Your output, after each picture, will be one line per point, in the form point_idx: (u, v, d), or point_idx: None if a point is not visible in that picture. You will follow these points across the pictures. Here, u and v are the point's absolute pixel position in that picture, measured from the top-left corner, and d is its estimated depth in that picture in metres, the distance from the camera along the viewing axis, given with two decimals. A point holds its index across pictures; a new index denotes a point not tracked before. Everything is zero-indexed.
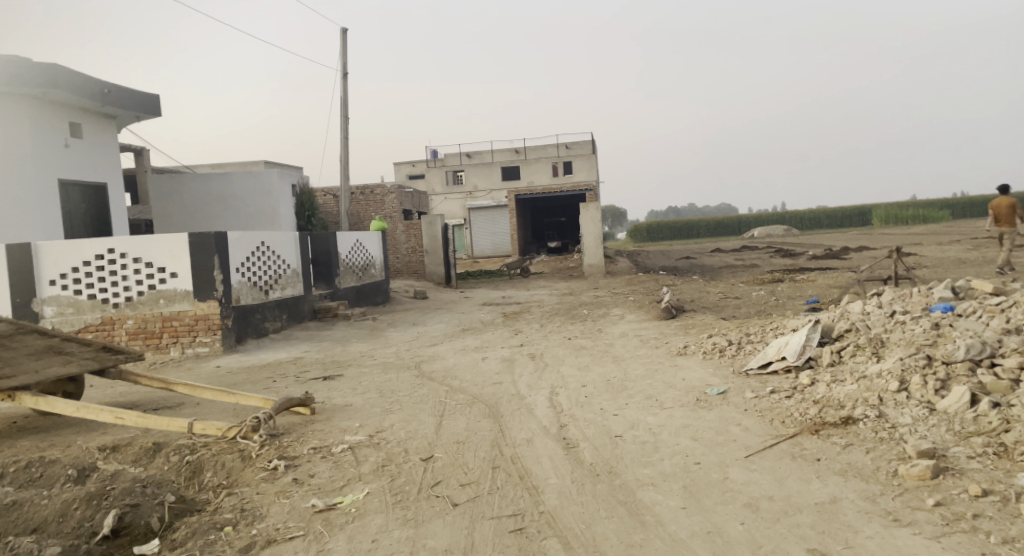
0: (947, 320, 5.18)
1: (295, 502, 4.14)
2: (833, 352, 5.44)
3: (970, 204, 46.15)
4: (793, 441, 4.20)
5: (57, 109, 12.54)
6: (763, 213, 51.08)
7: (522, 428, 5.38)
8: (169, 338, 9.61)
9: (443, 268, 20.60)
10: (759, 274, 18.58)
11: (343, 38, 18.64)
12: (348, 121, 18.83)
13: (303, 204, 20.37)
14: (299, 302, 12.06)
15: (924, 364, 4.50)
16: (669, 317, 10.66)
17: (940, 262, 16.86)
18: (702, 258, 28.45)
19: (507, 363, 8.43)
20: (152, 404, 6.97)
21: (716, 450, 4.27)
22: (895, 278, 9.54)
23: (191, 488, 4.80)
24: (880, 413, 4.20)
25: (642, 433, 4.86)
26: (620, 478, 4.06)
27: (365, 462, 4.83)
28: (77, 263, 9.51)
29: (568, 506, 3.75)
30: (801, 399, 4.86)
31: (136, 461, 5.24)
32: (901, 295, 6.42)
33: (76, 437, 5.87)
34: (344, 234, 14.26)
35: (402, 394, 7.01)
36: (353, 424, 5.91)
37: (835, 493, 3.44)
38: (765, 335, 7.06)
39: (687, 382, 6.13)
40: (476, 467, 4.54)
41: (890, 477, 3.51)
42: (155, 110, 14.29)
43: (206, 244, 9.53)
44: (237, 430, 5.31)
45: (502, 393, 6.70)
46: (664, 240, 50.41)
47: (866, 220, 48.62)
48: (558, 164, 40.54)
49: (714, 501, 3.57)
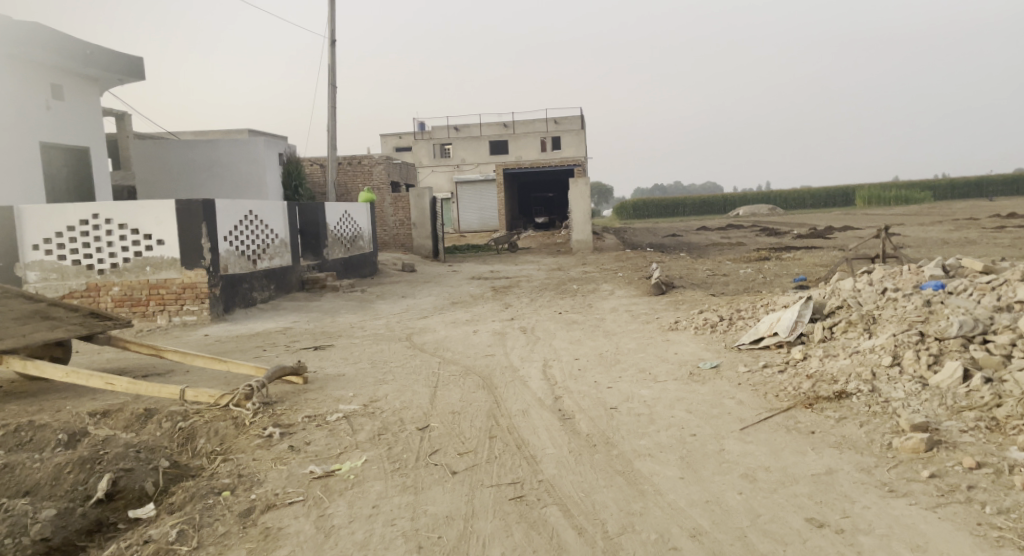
0: (939, 297, 5.24)
1: (292, 468, 4.15)
2: (825, 328, 5.50)
3: (952, 186, 46.65)
4: (788, 414, 4.25)
5: (38, 70, 12.22)
6: (749, 192, 51.23)
7: (517, 399, 5.40)
8: (156, 306, 9.52)
9: (431, 242, 20.51)
10: (746, 252, 18.71)
11: (332, 5, 18.30)
12: (336, 90, 18.55)
13: (289, 173, 20.12)
14: (286, 272, 11.95)
15: (917, 340, 4.56)
16: (658, 293, 10.71)
17: (923, 242, 17.06)
18: (689, 235, 28.59)
19: (498, 336, 8.45)
20: (141, 371, 6.92)
21: (711, 423, 4.32)
22: (882, 257, 9.65)
23: (184, 454, 4.78)
24: (874, 388, 4.27)
25: (636, 405, 4.90)
26: (617, 448, 4.10)
27: (361, 431, 4.84)
28: (62, 228, 9.35)
29: (566, 475, 3.79)
30: (794, 374, 4.92)
31: (127, 427, 5.21)
32: (892, 273, 6.48)
33: (65, 402, 5.82)
34: (332, 205, 14.12)
35: (394, 364, 7.01)
36: (347, 393, 5.90)
37: (830, 465, 3.49)
38: (756, 311, 7.13)
39: (680, 356, 6.17)
40: (472, 437, 4.57)
41: (884, 449, 3.58)
42: (139, 74, 13.97)
43: (194, 211, 9.41)
44: (230, 398, 5.30)
45: (495, 365, 6.72)
46: (650, 217, 50.57)
47: (850, 200, 48.93)
48: (546, 139, 40.35)
49: (711, 471, 3.62)
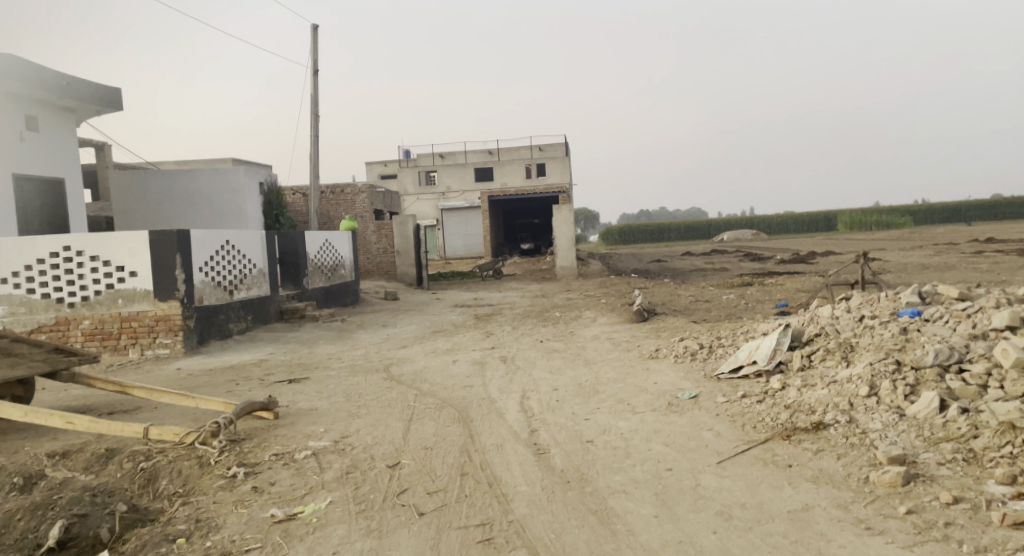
0: (915, 325, 5.20)
1: (253, 511, 3.99)
2: (803, 356, 5.43)
3: (931, 210, 47.45)
4: (765, 446, 4.15)
5: (12, 101, 12.08)
6: (734, 216, 51.66)
7: (492, 433, 5.26)
8: (127, 340, 9.29)
9: (415, 269, 20.37)
10: (729, 277, 18.75)
11: (315, 35, 18.38)
12: (318, 118, 18.54)
13: (271, 202, 19.99)
14: (264, 302, 11.76)
15: (894, 370, 4.49)
16: (640, 320, 10.63)
17: (903, 267, 17.18)
18: (674, 260, 28.71)
19: (478, 366, 8.31)
20: (107, 408, 6.70)
21: (687, 456, 4.20)
22: (863, 282, 9.65)
23: (145, 496, 4.59)
24: (851, 419, 4.18)
25: (613, 438, 4.78)
26: (591, 485, 3.97)
27: (329, 469, 4.67)
28: (31, 261, 9.15)
29: (537, 514, 3.66)
30: (773, 404, 4.82)
31: (87, 469, 4.99)
32: (869, 300, 6.46)
33: (24, 442, 5.60)
34: (313, 234, 13.98)
35: (370, 397, 6.85)
36: (318, 429, 5.73)
37: (807, 501, 3.39)
38: (736, 338, 7.06)
39: (659, 386, 6.07)
40: (443, 474, 4.41)
41: (861, 484, 3.48)
42: (116, 104, 13.86)
43: (168, 241, 9.24)
44: (195, 436, 5.08)
45: (472, 396, 6.58)
46: (635, 243, 50.80)
47: (832, 225, 49.49)
48: (531, 166, 40.47)
49: (686, 509, 3.50)
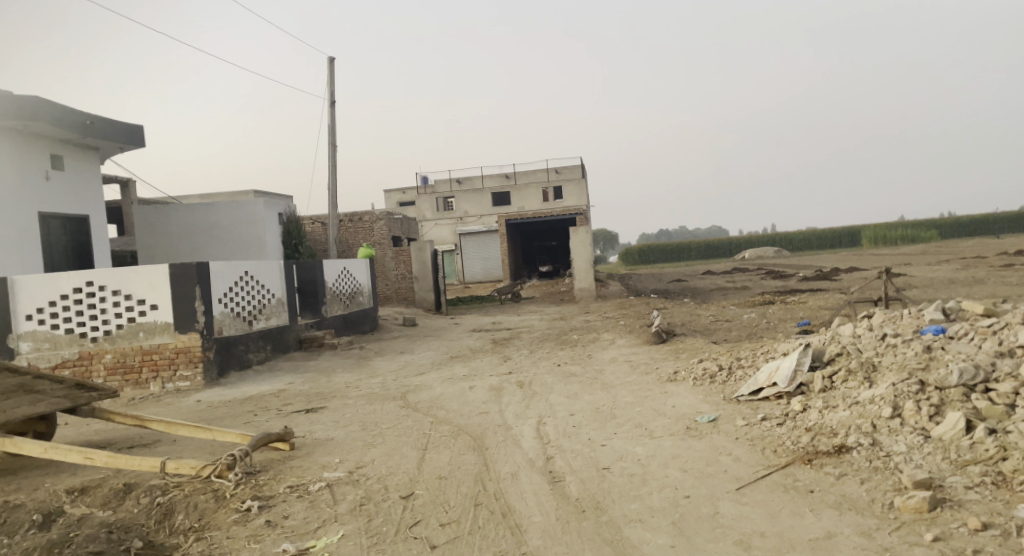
0: (939, 343, 5.06)
1: (265, 547, 3.97)
2: (824, 377, 5.30)
3: (956, 224, 46.69)
4: (786, 471, 4.04)
5: (39, 141, 12.42)
6: (755, 233, 51.21)
7: (508, 461, 5.19)
8: (149, 373, 9.37)
9: (433, 294, 20.40)
10: (750, 296, 18.54)
11: (331, 67, 18.69)
12: (335, 148, 18.79)
13: (290, 232, 20.23)
14: (283, 331, 11.82)
15: (917, 390, 4.36)
16: (659, 342, 10.51)
17: (928, 282, 16.84)
18: (694, 280, 28.55)
19: (494, 392, 8.25)
20: (127, 442, 6.73)
21: (706, 483, 4.10)
22: (886, 299, 9.46)
23: (161, 532, 4.57)
24: (874, 441, 4.06)
25: (630, 465, 4.69)
26: (606, 514, 3.88)
27: (343, 501, 4.63)
28: (55, 297, 9.30)
29: (551, 546, 3.58)
30: (793, 427, 4.71)
31: (104, 504, 4.99)
32: (891, 318, 6.32)
33: (44, 479, 5.63)
34: (331, 263, 14.07)
35: (386, 426, 6.81)
36: (333, 459, 5.70)
37: (829, 528, 3.28)
38: (756, 359, 6.93)
39: (677, 409, 5.96)
40: (457, 505, 4.35)
41: (885, 509, 3.36)
42: (138, 141, 14.17)
43: (188, 274, 9.34)
44: (211, 469, 5.03)
45: (488, 423, 6.51)
46: (655, 263, 50.52)
47: (855, 240, 48.85)
48: (548, 189, 40.47)
49: (703, 538, 3.40)
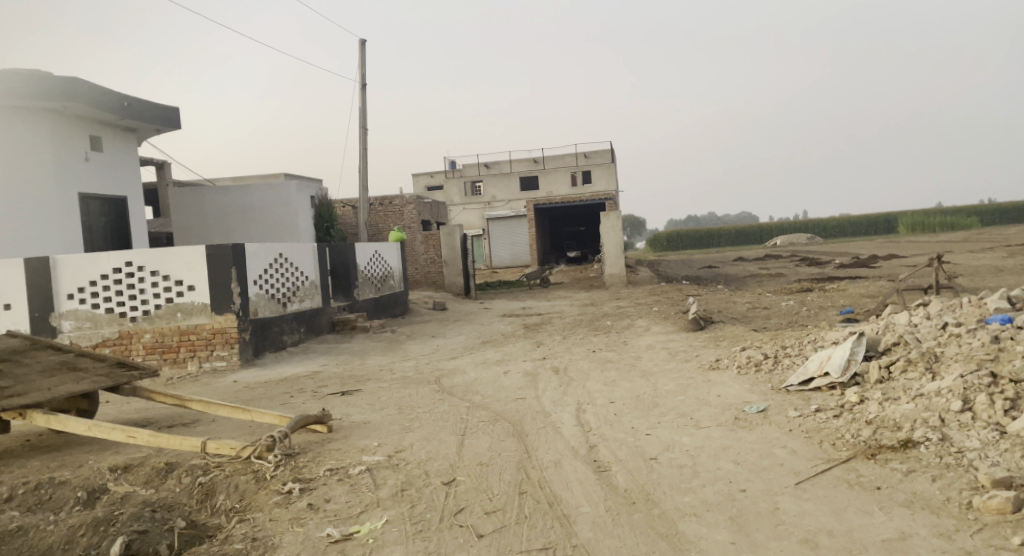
0: (1008, 334, 4.84)
1: (309, 531, 3.91)
2: (881, 367, 5.08)
3: (998, 210, 45.27)
4: (847, 466, 3.87)
5: (79, 123, 12.54)
6: (787, 220, 50.29)
7: (549, 448, 5.07)
8: (186, 353, 9.44)
9: (462, 279, 20.30)
10: (787, 283, 18.14)
11: (363, 49, 18.61)
12: (367, 131, 18.73)
13: (321, 215, 20.30)
14: (317, 314, 11.84)
15: (989, 383, 4.16)
16: (696, 329, 10.28)
17: (975, 271, 16.31)
18: (726, 266, 28.07)
19: (530, 377, 8.14)
20: (167, 422, 6.76)
21: (762, 476, 3.93)
22: (937, 288, 9.12)
23: (203, 512, 4.55)
24: (944, 436, 3.87)
25: (679, 455, 4.54)
26: (658, 507, 3.73)
27: (384, 486, 4.56)
28: (96, 277, 9.37)
29: (604, 539, 3.45)
30: (851, 419, 4.51)
31: (147, 483, 4.98)
32: (950, 306, 6.07)
33: (88, 457, 5.65)
34: (363, 246, 14.05)
35: (422, 410, 6.74)
36: (371, 443, 5.64)
37: (903, 529, 3.11)
38: (803, 347, 6.72)
39: (723, 399, 5.78)
40: (501, 493, 4.24)
41: (963, 510, 3.19)
42: (175, 123, 14.23)
43: (224, 255, 9.37)
44: (251, 450, 5.04)
45: (525, 409, 6.40)
46: (684, 249, 49.92)
47: (891, 227, 47.64)
48: (577, 173, 40.05)
49: (766, 535, 3.24)
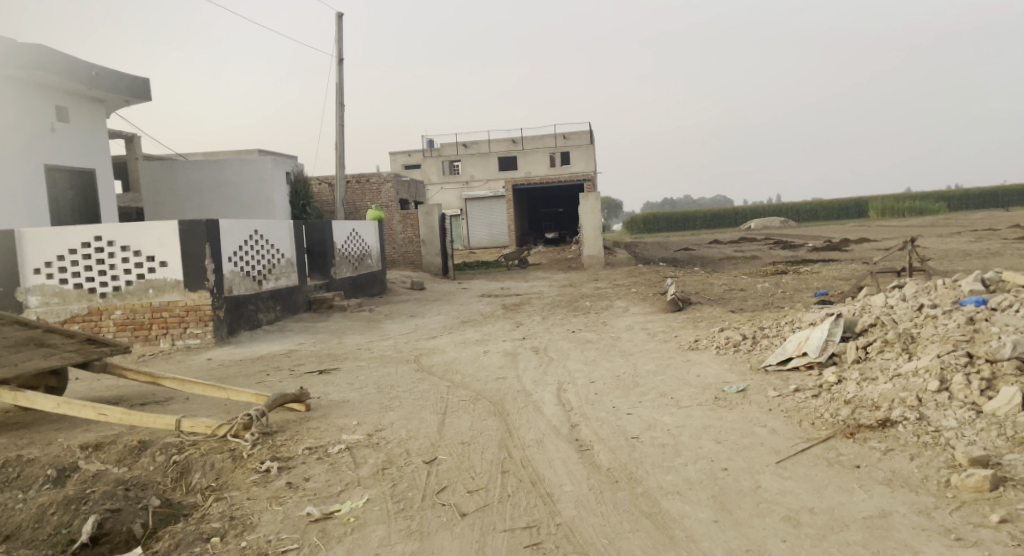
0: (983, 315, 4.92)
1: (288, 509, 3.85)
2: (858, 348, 5.14)
3: (967, 196, 46.13)
4: (827, 444, 3.90)
5: (44, 92, 12.12)
6: (761, 203, 50.77)
7: (530, 427, 5.06)
8: (159, 330, 9.26)
9: (441, 259, 20.14)
10: (763, 266, 18.32)
11: (340, 24, 18.25)
12: (343, 107, 18.41)
13: (297, 192, 20.00)
14: (293, 292, 11.67)
15: (965, 363, 4.24)
16: (674, 310, 10.33)
17: (946, 254, 16.60)
18: (703, 248, 28.30)
19: (510, 357, 8.12)
20: (139, 399, 6.63)
21: (743, 455, 3.96)
22: (912, 271, 9.23)
23: (179, 490, 4.46)
24: (922, 416, 3.93)
25: (660, 434, 4.55)
26: (641, 485, 3.74)
27: (364, 464, 4.51)
28: (63, 252, 9.12)
29: (587, 517, 3.45)
30: (830, 399, 4.55)
31: (120, 461, 4.87)
32: (926, 287, 6.16)
33: (57, 434, 5.52)
34: (340, 224, 13.86)
35: (402, 389, 6.69)
36: (351, 422, 5.57)
37: (882, 506, 3.16)
38: (780, 329, 6.78)
39: (703, 378, 5.81)
40: (483, 472, 4.22)
41: (941, 488, 3.25)
42: (145, 94, 13.85)
43: (197, 231, 9.17)
44: (228, 428, 4.97)
45: (506, 389, 6.38)
46: (660, 232, 50.20)
47: (863, 212, 48.36)
48: (555, 154, 39.99)
49: (748, 513, 3.26)
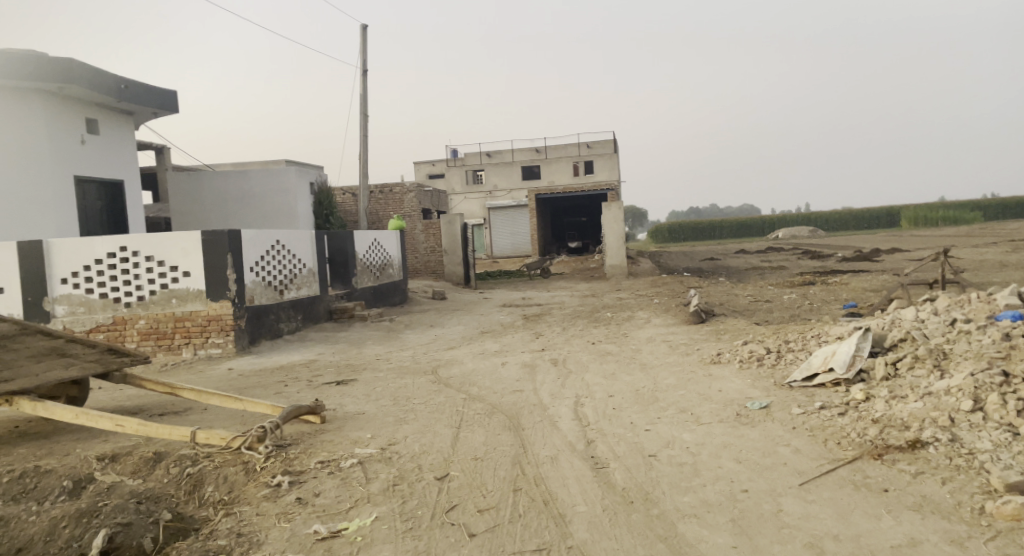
0: (1019, 331, 4.71)
1: (296, 527, 3.79)
2: (887, 364, 4.95)
3: (1003, 205, 44.96)
4: (853, 466, 3.74)
5: (75, 106, 12.37)
6: (789, 213, 50.04)
7: (546, 443, 4.95)
8: (181, 339, 9.31)
9: (462, 268, 20.11)
10: (790, 276, 17.97)
11: (365, 35, 18.39)
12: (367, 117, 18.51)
13: (321, 202, 20.13)
14: (314, 302, 11.70)
15: (1001, 382, 4.04)
16: (697, 322, 10.13)
17: (981, 265, 16.09)
18: (729, 259, 27.93)
19: (528, 369, 8.01)
20: (158, 410, 6.65)
21: (765, 476, 3.81)
22: (945, 283, 8.93)
23: (190, 504, 4.42)
24: (954, 437, 3.75)
25: (679, 452, 4.40)
26: (657, 507, 3.61)
27: (375, 480, 4.43)
28: (90, 261, 9.24)
29: (600, 540, 3.33)
30: (857, 417, 4.37)
31: (134, 473, 4.85)
32: (958, 301, 5.93)
33: (76, 445, 5.53)
34: (362, 233, 13.89)
35: (418, 401, 6.61)
36: (365, 435, 5.51)
37: (912, 534, 2.99)
38: (806, 342, 6.58)
39: (725, 394, 5.65)
40: (496, 490, 4.12)
41: (976, 515, 3.07)
42: (173, 106, 14.06)
43: (220, 241, 9.23)
44: (242, 441, 4.91)
45: (523, 402, 6.28)
46: (685, 241, 49.73)
47: (894, 221, 47.37)
48: (579, 164, 39.88)
49: (769, 539, 3.12)
